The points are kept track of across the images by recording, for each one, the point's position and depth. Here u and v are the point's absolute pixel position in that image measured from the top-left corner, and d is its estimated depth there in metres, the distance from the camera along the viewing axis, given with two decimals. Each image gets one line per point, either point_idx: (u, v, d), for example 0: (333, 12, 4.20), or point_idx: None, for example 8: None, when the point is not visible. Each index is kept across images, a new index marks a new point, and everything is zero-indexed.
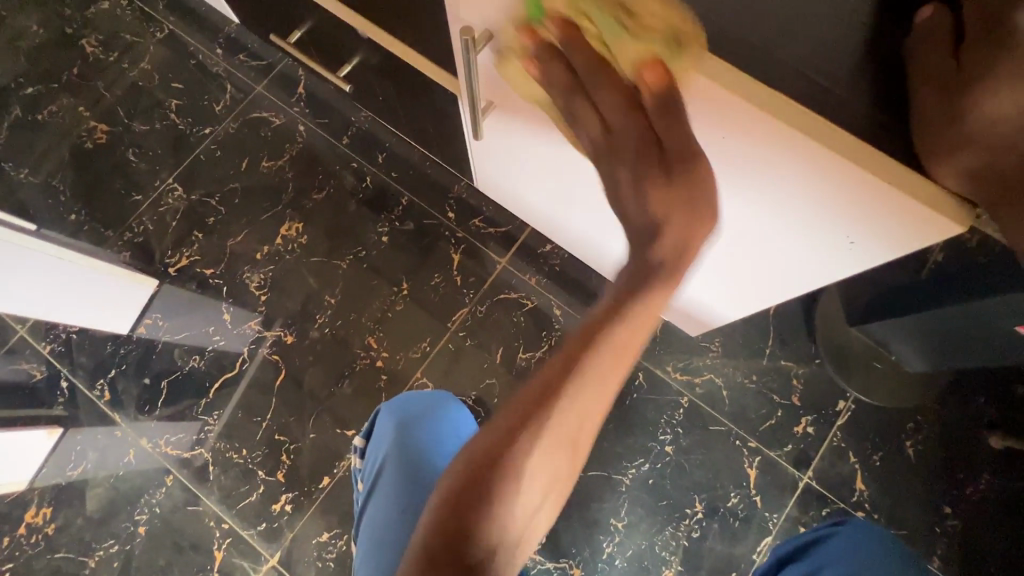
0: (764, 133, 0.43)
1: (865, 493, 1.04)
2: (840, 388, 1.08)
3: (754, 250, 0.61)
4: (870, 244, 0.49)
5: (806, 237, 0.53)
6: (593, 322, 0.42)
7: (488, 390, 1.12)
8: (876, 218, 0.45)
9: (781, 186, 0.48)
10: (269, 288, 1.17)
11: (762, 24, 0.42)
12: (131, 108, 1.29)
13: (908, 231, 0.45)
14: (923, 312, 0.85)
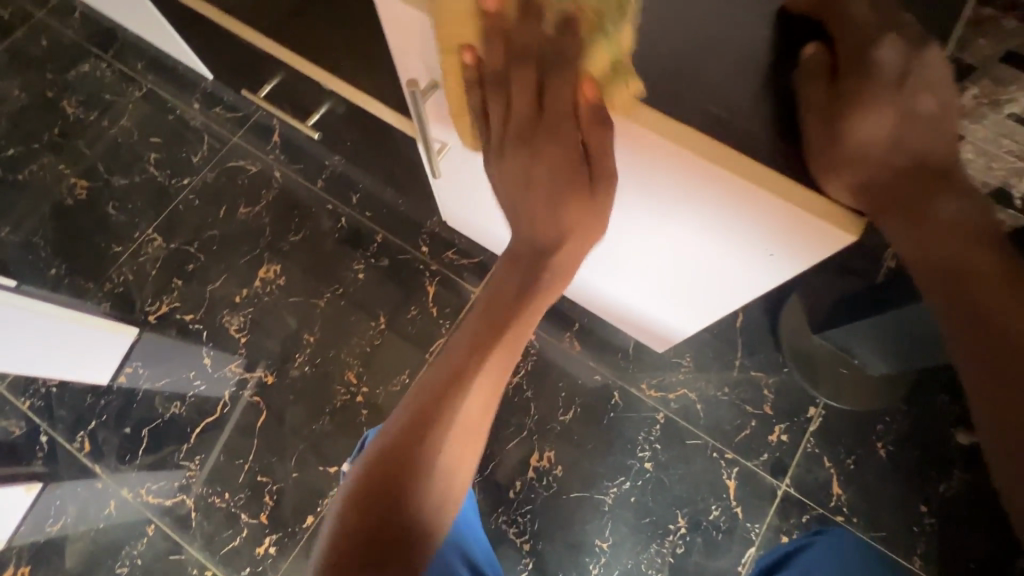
0: (664, 156, 0.47)
1: (842, 498, 1.06)
2: (810, 394, 1.11)
3: (695, 267, 0.64)
4: (784, 254, 0.51)
5: (732, 254, 0.56)
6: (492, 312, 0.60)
7: None
8: (779, 229, 0.47)
9: (696, 204, 0.51)
10: (248, 330, 1.19)
11: (670, 67, 0.47)
12: (111, 163, 1.34)
13: (809, 239, 0.47)
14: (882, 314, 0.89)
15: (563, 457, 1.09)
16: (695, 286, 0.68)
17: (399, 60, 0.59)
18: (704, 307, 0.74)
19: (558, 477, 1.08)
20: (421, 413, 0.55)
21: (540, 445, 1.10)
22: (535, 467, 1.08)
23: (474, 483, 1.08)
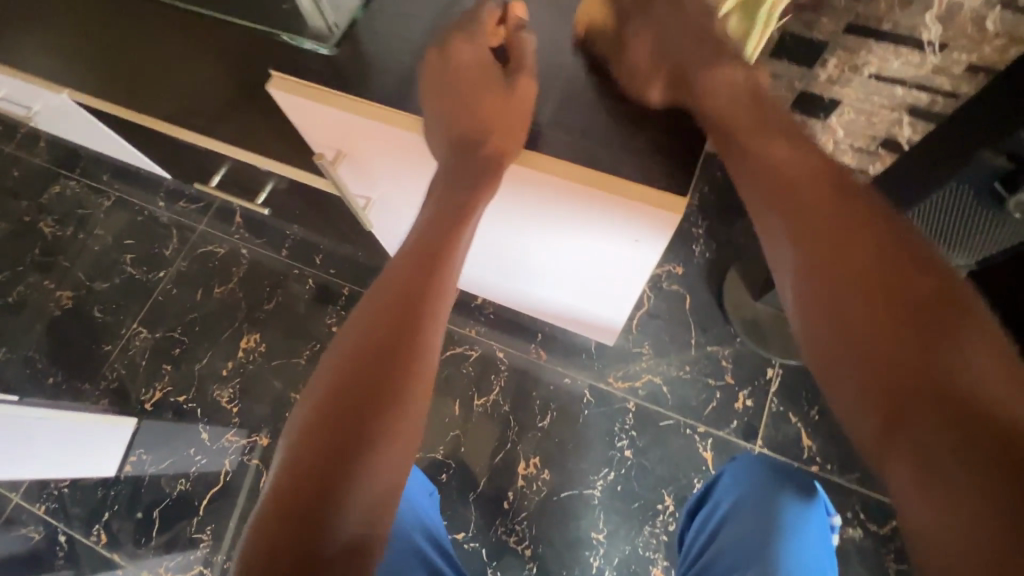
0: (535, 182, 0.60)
1: (814, 448, 1.12)
2: (766, 357, 1.19)
3: (594, 268, 0.75)
4: (646, 239, 0.62)
5: (609, 248, 0.67)
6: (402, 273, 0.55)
7: (454, 441, 1.19)
8: (629, 217, 0.59)
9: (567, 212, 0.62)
10: (239, 399, 1.27)
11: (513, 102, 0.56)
12: (91, 271, 1.44)
13: (652, 221, 0.58)
14: None
15: (548, 461, 1.16)
16: (604, 284, 0.79)
17: (312, 140, 0.72)
18: (619, 303, 0.84)
19: (547, 480, 1.14)
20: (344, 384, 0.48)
21: (525, 453, 1.17)
22: (523, 475, 1.15)
23: (470, 501, 1.14)
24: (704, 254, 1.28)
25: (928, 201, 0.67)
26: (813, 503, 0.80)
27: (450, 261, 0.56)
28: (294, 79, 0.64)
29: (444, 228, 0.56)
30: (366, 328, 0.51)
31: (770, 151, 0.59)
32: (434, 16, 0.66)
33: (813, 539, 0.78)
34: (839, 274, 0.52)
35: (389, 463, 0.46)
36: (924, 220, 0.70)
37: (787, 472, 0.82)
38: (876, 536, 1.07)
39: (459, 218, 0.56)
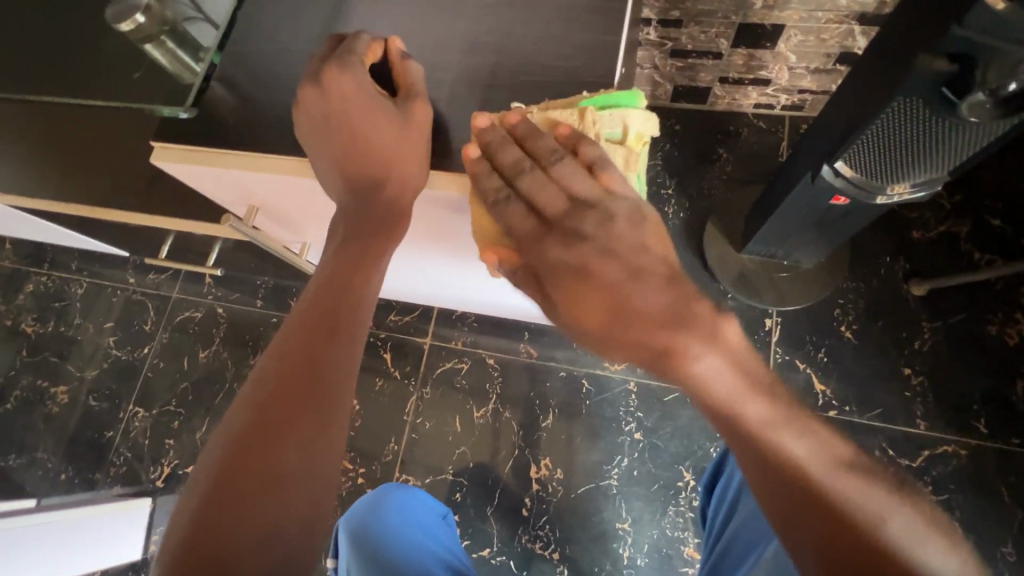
0: (451, 202, 0.57)
1: (829, 391, 1.06)
2: (761, 308, 1.13)
3: None
4: None
5: None
6: (321, 296, 0.52)
7: (461, 458, 1.16)
8: None
9: None
10: None
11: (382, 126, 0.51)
12: (79, 361, 1.44)
13: None
14: (784, 203, 0.92)
15: (559, 459, 1.13)
16: None
17: (221, 201, 0.69)
18: None
19: (561, 479, 1.12)
20: (255, 419, 0.46)
21: (535, 456, 1.14)
22: (537, 479, 1.12)
23: (489, 515, 1.12)
24: (677, 214, 1.23)
25: (880, 122, 0.60)
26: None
27: (364, 281, 0.53)
28: (176, 146, 0.61)
29: (355, 247, 0.53)
30: (282, 362, 0.49)
31: (700, 358, 0.46)
32: (314, 39, 0.62)
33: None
34: (734, 407, 0.45)
35: (302, 505, 0.45)
36: (883, 143, 0.63)
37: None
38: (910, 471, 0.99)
39: (369, 232, 0.53)
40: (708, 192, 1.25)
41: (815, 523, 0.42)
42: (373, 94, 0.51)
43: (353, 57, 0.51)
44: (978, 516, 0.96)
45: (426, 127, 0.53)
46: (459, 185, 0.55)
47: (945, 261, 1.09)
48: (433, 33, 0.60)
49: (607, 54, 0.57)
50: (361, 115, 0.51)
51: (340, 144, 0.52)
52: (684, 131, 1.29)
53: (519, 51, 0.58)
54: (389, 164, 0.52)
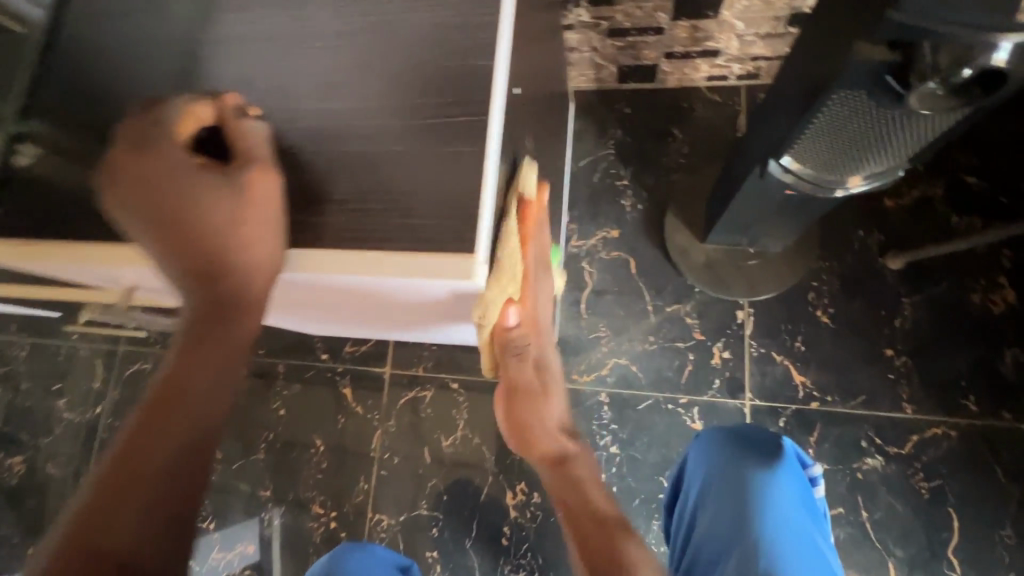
0: (320, 279, 0.46)
1: (809, 382, 1.00)
2: (730, 300, 1.06)
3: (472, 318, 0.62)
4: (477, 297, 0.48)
5: (459, 305, 0.54)
6: (182, 354, 0.46)
7: (434, 491, 1.11)
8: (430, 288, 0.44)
9: (374, 291, 0.49)
10: (212, 515, 1.20)
11: (214, 208, 0.42)
12: (31, 428, 1.37)
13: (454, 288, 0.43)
14: (741, 193, 0.84)
15: (535, 483, 1.08)
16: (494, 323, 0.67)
17: (97, 280, 0.62)
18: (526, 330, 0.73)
19: (539, 503, 1.07)
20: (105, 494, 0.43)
21: (509, 482, 1.09)
22: (514, 505, 1.08)
23: (468, 548, 1.08)
24: (636, 207, 1.15)
25: (821, 116, 0.52)
26: (783, 470, 0.75)
27: (219, 357, 0.46)
28: (15, 235, 0.53)
29: (201, 317, 0.45)
30: (130, 444, 0.44)
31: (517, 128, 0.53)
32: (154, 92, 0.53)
33: (784, 520, 0.72)
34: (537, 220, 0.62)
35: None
36: (831, 135, 0.55)
37: (743, 439, 0.78)
38: (898, 459, 0.94)
39: (219, 307, 0.45)
40: (667, 179, 1.15)
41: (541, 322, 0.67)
42: (193, 169, 0.41)
43: (169, 125, 0.42)
44: (972, 500, 0.91)
45: (274, 206, 0.43)
46: (321, 262, 0.44)
47: (922, 229, 1.01)
48: (283, 67, 0.50)
49: (482, 59, 0.45)
50: (183, 198, 0.41)
51: (162, 229, 0.42)
52: (636, 114, 1.19)
53: (378, 71, 0.47)
54: (227, 254, 0.43)
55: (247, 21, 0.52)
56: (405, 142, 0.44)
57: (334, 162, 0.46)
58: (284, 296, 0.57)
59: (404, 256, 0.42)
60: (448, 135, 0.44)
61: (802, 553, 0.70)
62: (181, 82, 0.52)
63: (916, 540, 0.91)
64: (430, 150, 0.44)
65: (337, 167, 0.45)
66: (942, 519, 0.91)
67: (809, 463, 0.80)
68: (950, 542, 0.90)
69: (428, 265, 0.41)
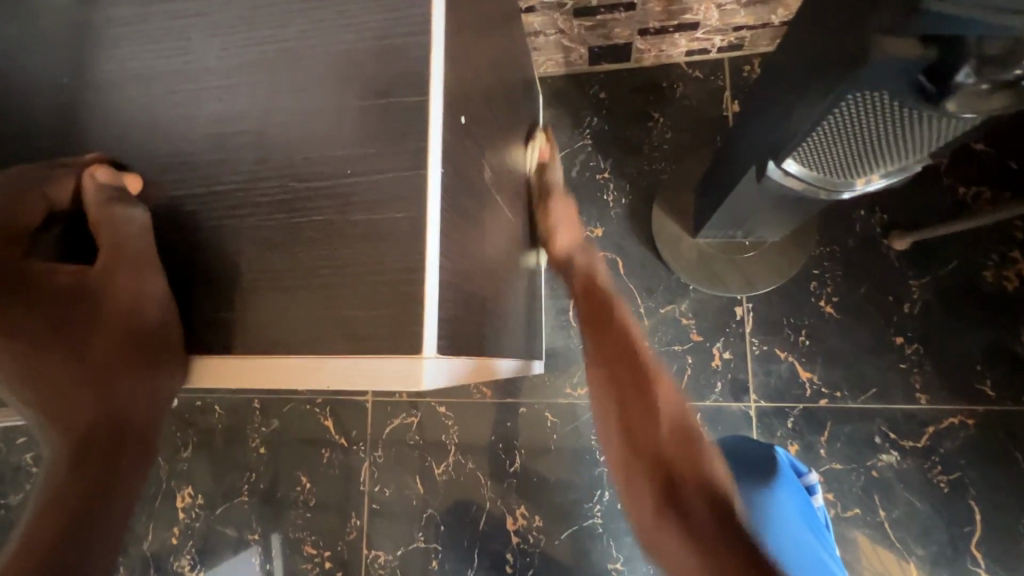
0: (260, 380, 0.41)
1: (816, 379, 0.94)
2: (728, 297, 0.99)
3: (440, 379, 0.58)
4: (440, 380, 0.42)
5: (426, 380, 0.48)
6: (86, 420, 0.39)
7: (430, 522, 1.06)
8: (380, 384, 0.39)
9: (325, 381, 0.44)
10: (201, 563, 1.14)
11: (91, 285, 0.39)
12: None
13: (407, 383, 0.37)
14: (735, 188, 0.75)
15: (535, 505, 1.02)
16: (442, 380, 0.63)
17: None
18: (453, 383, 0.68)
19: (541, 527, 1.02)
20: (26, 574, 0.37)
21: (509, 507, 1.03)
22: (516, 531, 1.02)
23: None
24: (619, 202, 1.06)
25: (830, 120, 0.45)
26: (780, 483, 0.71)
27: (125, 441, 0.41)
28: None
29: (95, 404, 0.40)
30: (57, 508, 0.38)
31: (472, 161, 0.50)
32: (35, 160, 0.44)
33: (792, 536, 0.67)
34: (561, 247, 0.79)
35: None
36: (841, 138, 0.47)
37: (736, 454, 0.74)
38: (914, 453, 0.89)
39: (117, 377, 0.40)
40: (650, 168, 1.06)
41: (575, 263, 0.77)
42: (49, 274, 0.39)
43: (21, 218, 0.39)
44: (994, 491, 0.86)
45: (157, 291, 0.40)
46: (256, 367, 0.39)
47: (928, 203, 0.94)
48: (183, 119, 0.42)
49: (413, 95, 0.37)
50: (29, 317, 0.38)
51: (24, 335, 0.38)
52: (612, 99, 1.09)
53: (292, 120, 0.39)
54: (94, 362, 0.39)
55: (130, 63, 0.43)
56: (332, 208, 0.37)
57: (253, 238, 0.39)
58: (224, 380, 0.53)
59: (344, 359, 0.36)
60: (383, 196, 0.36)
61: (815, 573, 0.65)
62: (64, 145, 0.44)
63: (937, 537, 0.87)
64: (362, 218, 0.36)
65: (259, 246, 0.38)
66: (964, 513, 0.86)
67: (805, 470, 0.78)
68: (973, 536, 0.86)
69: (376, 369, 0.35)
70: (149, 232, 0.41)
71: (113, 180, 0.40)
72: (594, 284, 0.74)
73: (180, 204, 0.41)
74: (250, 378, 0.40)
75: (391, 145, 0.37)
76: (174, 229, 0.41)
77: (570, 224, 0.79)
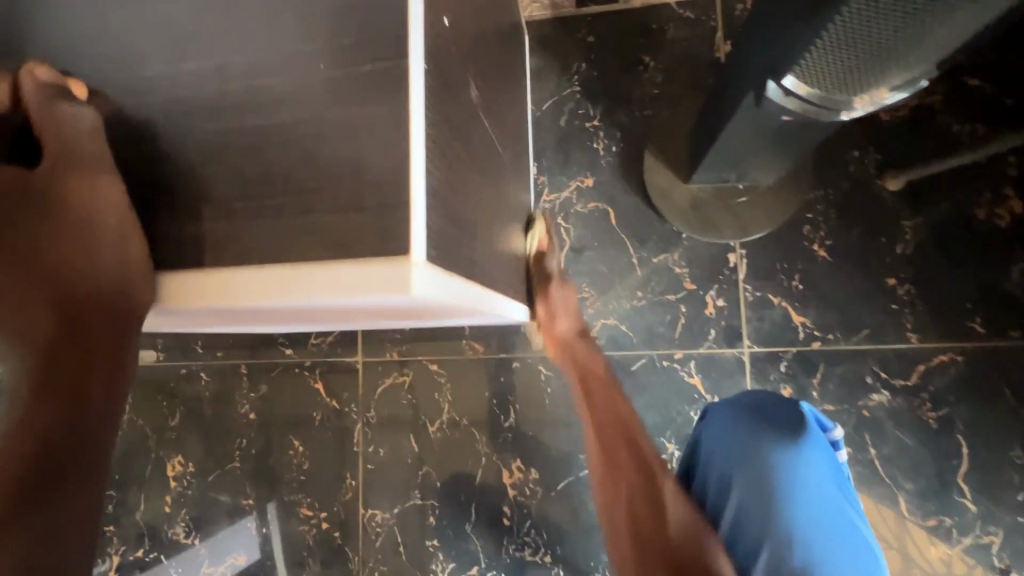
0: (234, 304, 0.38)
1: (808, 322, 0.94)
2: (721, 244, 0.97)
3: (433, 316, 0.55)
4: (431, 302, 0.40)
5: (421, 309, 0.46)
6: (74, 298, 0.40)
7: (426, 479, 1.05)
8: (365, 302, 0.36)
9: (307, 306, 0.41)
10: (196, 529, 1.13)
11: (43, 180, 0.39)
12: None
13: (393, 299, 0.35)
14: (729, 124, 0.73)
15: (531, 458, 1.02)
16: (433, 319, 0.61)
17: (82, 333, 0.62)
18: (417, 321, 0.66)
19: (538, 479, 1.02)
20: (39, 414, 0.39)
21: (505, 461, 1.03)
22: (512, 484, 1.03)
23: (469, 532, 1.03)
24: (609, 149, 1.03)
25: (835, 26, 0.45)
26: (806, 445, 0.70)
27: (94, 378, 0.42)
28: None
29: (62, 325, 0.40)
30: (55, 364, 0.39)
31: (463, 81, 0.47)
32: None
33: (818, 501, 0.68)
34: (569, 345, 0.84)
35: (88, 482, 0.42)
36: (842, 47, 0.46)
37: (763, 412, 0.72)
38: (904, 392, 0.90)
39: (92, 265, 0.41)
40: (641, 114, 1.03)
41: (590, 379, 0.80)
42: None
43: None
44: (982, 425, 0.88)
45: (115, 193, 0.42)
46: (226, 289, 0.36)
47: (923, 141, 0.92)
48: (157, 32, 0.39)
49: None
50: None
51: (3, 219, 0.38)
52: (600, 42, 1.05)
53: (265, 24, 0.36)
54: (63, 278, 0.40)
55: None
56: (309, 114, 0.35)
57: (230, 149, 0.37)
58: (203, 316, 0.50)
59: (320, 269, 0.33)
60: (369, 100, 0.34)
61: (833, 536, 0.67)
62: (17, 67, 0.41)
63: (925, 472, 0.88)
64: (342, 120, 0.34)
65: (236, 158, 0.36)
66: (951, 448, 0.88)
67: (830, 426, 0.75)
68: (960, 469, 0.88)
69: (353, 278, 0.32)
70: (98, 134, 0.42)
71: (54, 79, 0.40)
72: (623, 422, 0.77)
73: (155, 121, 0.39)
74: (206, 293, 0.37)
75: (375, 45, 0.34)
76: (150, 149, 0.39)
77: (564, 304, 0.85)
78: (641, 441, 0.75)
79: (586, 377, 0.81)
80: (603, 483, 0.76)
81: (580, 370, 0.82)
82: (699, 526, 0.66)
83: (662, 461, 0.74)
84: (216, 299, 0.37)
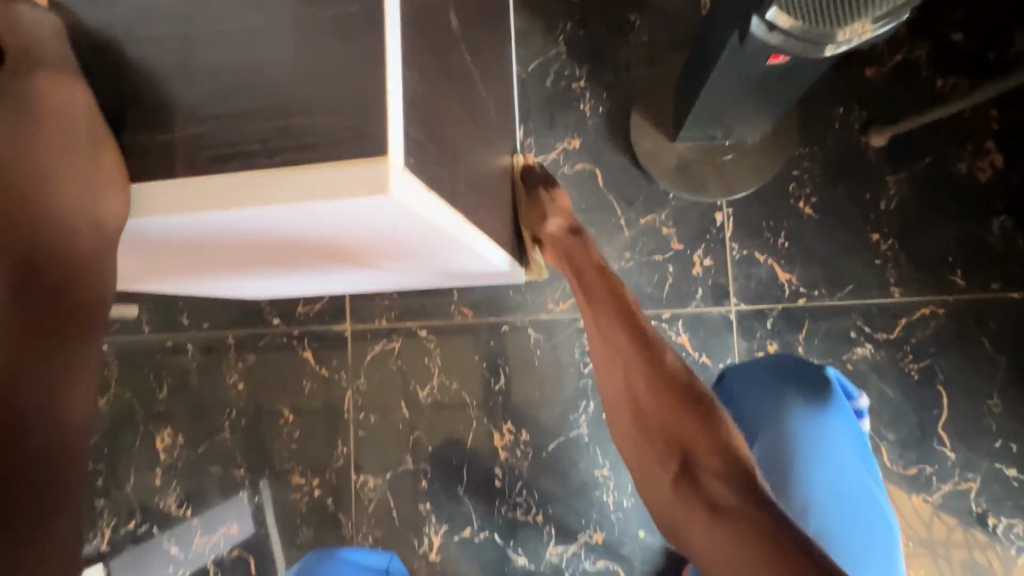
0: (218, 222, 0.39)
1: (794, 279, 0.95)
2: (707, 203, 0.97)
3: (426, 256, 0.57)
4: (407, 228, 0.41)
5: (409, 241, 0.48)
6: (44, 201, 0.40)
7: (418, 444, 1.06)
8: (338, 216, 0.37)
9: (293, 235, 0.43)
10: (188, 500, 1.13)
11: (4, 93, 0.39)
12: None
13: (364, 212, 0.36)
14: (713, 75, 0.73)
15: (522, 421, 1.03)
16: (425, 263, 0.62)
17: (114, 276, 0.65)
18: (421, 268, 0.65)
19: (529, 441, 1.03)
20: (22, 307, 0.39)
21: (495, 424, 1.04)
22: (503, 447, 1.03)
23: (462, 495, 1.04)
24: (596, 111, 1.02)
25: None
26: (833, 411, 0.74)
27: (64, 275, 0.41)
28: None
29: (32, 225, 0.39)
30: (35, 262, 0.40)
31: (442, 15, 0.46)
32: None
33: (836, 463, 0.73)
34: (570, 233, 0.78)
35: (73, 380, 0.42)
36: None
37: (797, 375, 0.76)
38: (887, 345, 0.92)
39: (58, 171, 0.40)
40: (627, 73, 1.02)
41: (592, 268, 0.75)
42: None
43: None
44: (961, 376, 0.90)
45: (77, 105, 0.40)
46: (204, 201, 0.37)
47: (907, 96, 0.93)
48: None
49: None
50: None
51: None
52: (585, 2, 1.04)
53: None
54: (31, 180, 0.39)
55: None
56: (286, 33, 0.35)
57: (210, 72, 0.37)
58: (191, 253, 0.51)
59: (293, 176, 0.34)
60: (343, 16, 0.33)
61: (846, 496, 0.72)
62: None
63: (907, 422, 0.90)
64: (318, 35, 0.34)
65: (217, 78, 0.37)
66: (932, 398, 0.90)
67: (857, 395, 0.79)
68: (940, 419, 0.90)
69: (334, 178, 0.33)
70: (63, 41, 0.40)
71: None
72: (615, 298, 0.72)
73: (131, 46, 0.39)
74: (189, 206, 0.38)
75: None
76: (137, 80, 0.40)
77: (558, 202, 0.80)
78: (644, 325, 0.70)
79: (584, 266, 0.76)
80: (609, 382, 0.72)
81: (573, 258, 0.77)
82: (703, 410, 0.63)
83: (666, 343, 0.69)
84: (198, 211, 0.38)
